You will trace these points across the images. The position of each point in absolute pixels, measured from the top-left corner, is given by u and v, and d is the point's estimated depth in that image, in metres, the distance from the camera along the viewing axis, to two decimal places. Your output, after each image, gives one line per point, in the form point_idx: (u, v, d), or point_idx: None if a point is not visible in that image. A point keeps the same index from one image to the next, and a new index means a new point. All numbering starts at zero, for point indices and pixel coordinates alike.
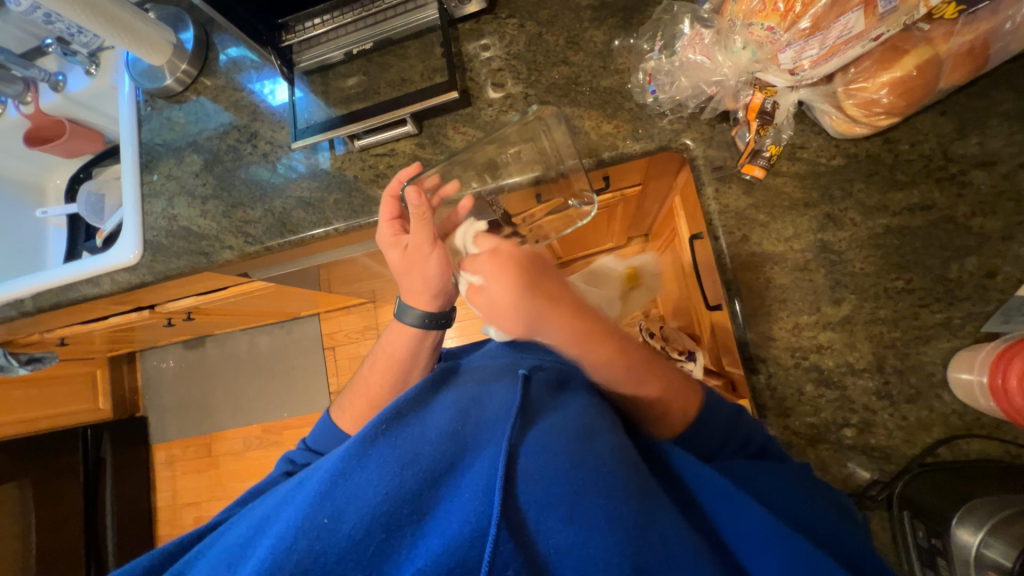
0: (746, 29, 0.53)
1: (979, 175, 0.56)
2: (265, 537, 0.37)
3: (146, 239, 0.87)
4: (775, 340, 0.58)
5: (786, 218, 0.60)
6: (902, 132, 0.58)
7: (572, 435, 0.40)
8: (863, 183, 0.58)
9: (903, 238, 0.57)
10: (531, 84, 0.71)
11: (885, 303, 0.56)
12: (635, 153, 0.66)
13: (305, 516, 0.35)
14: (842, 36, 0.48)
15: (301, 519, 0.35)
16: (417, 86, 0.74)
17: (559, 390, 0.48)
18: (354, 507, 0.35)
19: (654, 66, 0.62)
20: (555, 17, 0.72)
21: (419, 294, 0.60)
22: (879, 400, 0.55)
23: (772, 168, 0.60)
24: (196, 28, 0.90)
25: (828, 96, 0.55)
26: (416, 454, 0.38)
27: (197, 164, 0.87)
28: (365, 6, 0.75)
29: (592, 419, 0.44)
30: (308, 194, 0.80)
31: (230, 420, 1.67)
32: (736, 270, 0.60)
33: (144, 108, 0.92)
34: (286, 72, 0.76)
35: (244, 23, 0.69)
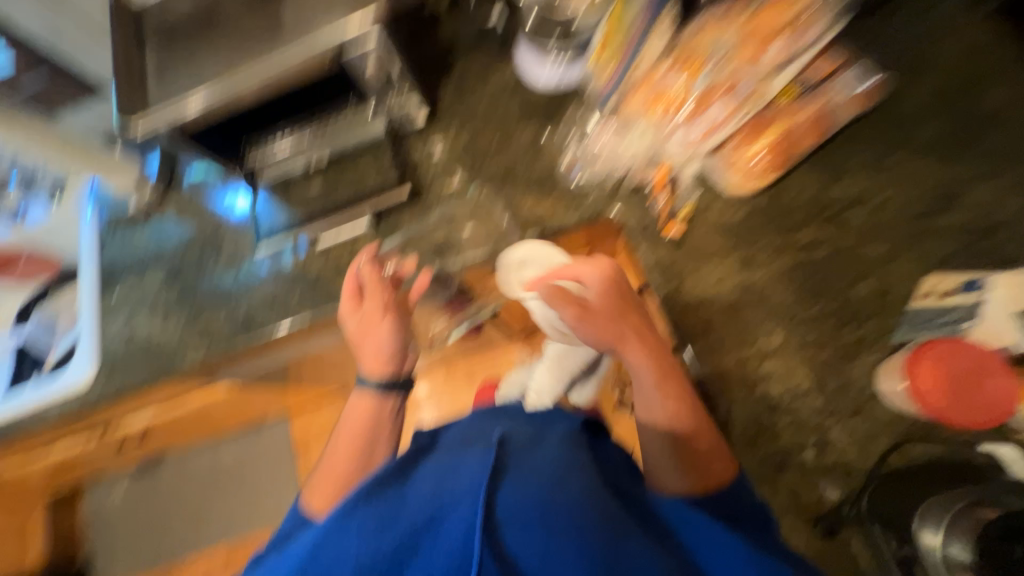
0: (645, 118, 0.69)
1: (855, 212, 0.66)
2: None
3: (104, 359, 0.86)
4: (724, 375, 0.64)
5: (710, 265, 0.68)
6: (788, 183, 0.68)
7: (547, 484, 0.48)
8: (767, 229, 0.68)
9: (810, 271, 0.65)
10: (474, 175, 0.81)
11: (809, 329, 0.63)
12: (573, 224, 0.74)
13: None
14: (715, 119, 0.64)
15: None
16: (373, 187, 0.82)
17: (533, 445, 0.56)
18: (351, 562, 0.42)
19: (573, 153, 0.75)
20: (488, 119, 0.83)
21: (375, 357, 0.71)
22: (827, 418, 0.60)
23: (690, 225, 0.69)
24: (161, 153, 0.95)
25: (717, 163, 0.67)
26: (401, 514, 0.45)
27: (160, 279, 0.89)
28: (320, 125, 0.82)
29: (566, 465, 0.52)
30: (273, 294, 0.83)
31: (191, 549, 1.51)
32: (677, 317, 0.68)
33: (105, 233, 0.95)
34: (248, 184, 0.83)
35: (206, 149, 0.75)
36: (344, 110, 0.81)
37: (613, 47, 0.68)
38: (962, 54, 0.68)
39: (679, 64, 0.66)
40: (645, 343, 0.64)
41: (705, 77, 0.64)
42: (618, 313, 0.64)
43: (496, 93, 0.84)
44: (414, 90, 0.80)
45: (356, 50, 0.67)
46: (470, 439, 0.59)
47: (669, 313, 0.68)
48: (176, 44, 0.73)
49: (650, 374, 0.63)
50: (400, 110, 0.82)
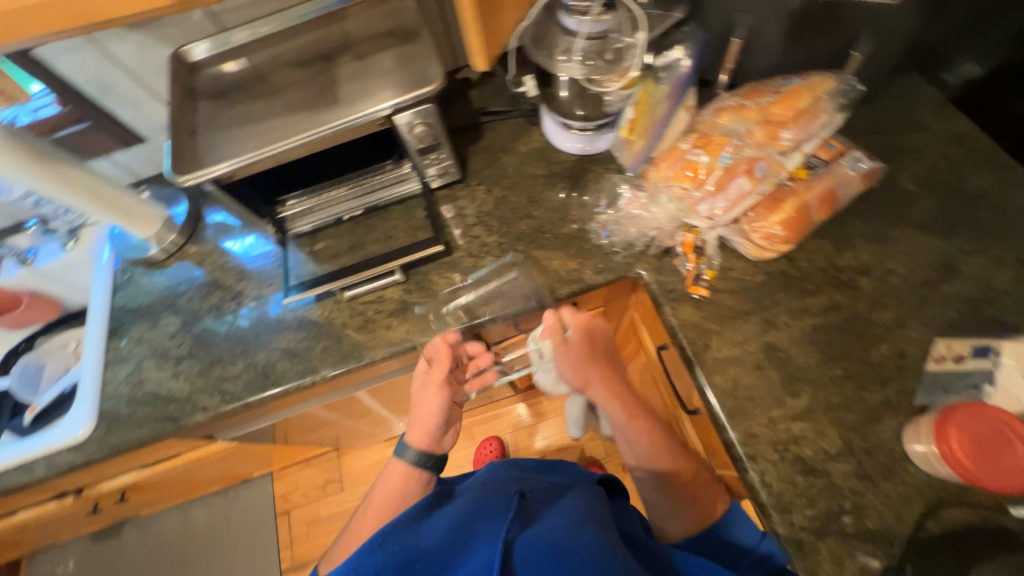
0: (668, 189, 0.71)
1: (863, 280, 0.71)
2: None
3: (102, 409, 0.81)
4: (757, 436, 0.64)
5: (734, 326, 0.71)
6: (800, 253, 0.74)
7: (562, 529, 0.50)
8: (784, 292, 0.72)
9: (828, 333, 0.69)
10: (503, 233, 0.85)
11: (833, 390, 0.65)
12: (600, 283, 0.78)
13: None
14: (738, 192, 0.67)
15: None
16: (403, 241, 0.85)
17: (550, 501, 0.59)
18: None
19: (605, 218, 0.80)
20: (516, 182, 0.89)
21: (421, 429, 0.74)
22: (861, 481, 0.60)
23: (713, 287, 0.74)
24: (189, 202, 0.98)
25: (738, 232, 0.71)
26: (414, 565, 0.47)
27: (174, 325, 0.87)
28: (357, 181, 0.85)
29: (587, 512, 0.55)
30: (294, 344, 0.81)
31: None
32: (707, 377, 0.69)
33: (120, 277, 0.94)
34: (280, 236, 0.85)
35: (247, 201, 0.78)
36: (382, 170, 0.85)
37: (642, 127, 0.74)
38: (938, 146, 0.78)
39: (700, 144, 0.70)
40: (613, 388, 0.75)
41: (727, 156, 0.68)
42: (588, 358, 0.74)
43: (523, 161, 0.91)
44: (451, 155, 0.82)
45: (408, 113, 0.72)
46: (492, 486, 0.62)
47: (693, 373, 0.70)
48: (229, 104, 0.77)
49: (624, 416, 0.74)
50: (435, 172, 0.85)
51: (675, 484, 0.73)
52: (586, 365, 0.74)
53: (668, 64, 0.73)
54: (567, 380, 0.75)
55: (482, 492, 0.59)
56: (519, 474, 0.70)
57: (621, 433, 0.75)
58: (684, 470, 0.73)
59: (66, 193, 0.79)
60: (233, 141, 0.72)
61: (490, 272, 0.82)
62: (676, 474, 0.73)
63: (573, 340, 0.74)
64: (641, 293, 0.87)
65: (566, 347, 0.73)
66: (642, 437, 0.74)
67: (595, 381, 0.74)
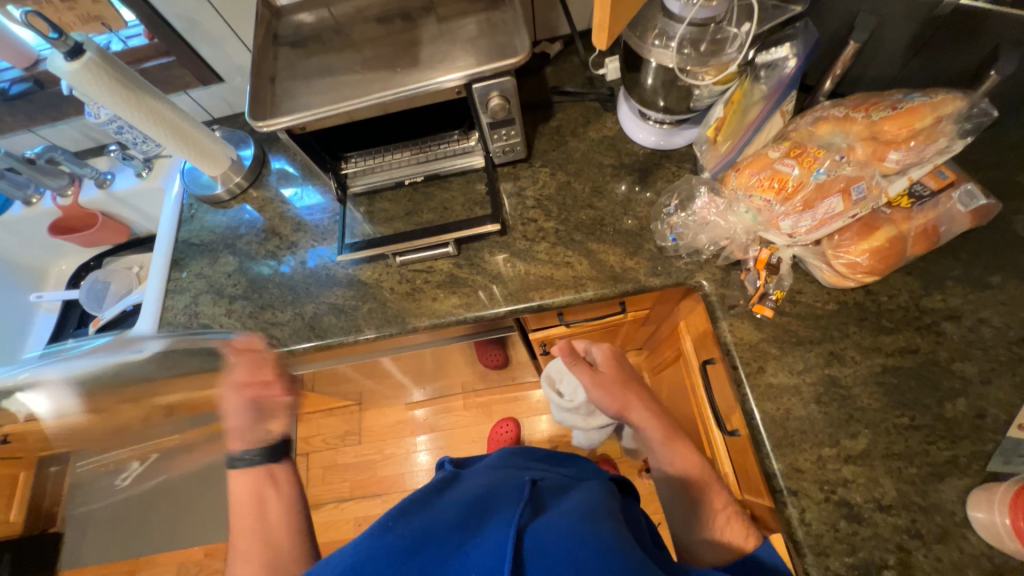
0: (747, 198, 0.66)
1: (949, 326, 0.66)
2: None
3: (160, 334, 0.85)
4: (803, 472, 0.61)
5: (795, 353, 0.67)
6: (880, 287, 0.69)
7: (576, 515, 0.47)
8: (856, 327, 0.67)
9: (900, 377, 0.64)
10: (562, 221, 0.82)
11: (896, 439, 0.61)
12: (655, 286, 0.75)
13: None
14: (828, 213, 0.62)
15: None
16: (459, 215, 0.84)
17: (560, 496, 0.56)
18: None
19: (674, 220, 0.75)
20: (582, 170, 0.86)
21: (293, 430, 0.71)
22: (911, 538, 0.57)
23: (778, 309, 0.70)
24: (256, 147, 1.00)
25: (818, 254, 0.66)
26: (427, 544, 0.42)
27: (231, 266, 0.90)
28: (422, 147, 0.84)
29: (594, 506, 0.52)
30: (342, 300, 0.83)
31: None
32: (757, 401, 0.66)
33: (187, 211, 0.98)
34: (341, 194, 0.84)
35: (315, 154, 0.78)
36: (448, 140, 0.84)
37: (731, 130, 0.70)
38: None
39: (793, 154, 0.64)
40: (649, 408, 0.74)
41: (823, 172, 0.61)
42: (622, 382, 0.74)
43: (592, 148, 0.87)
44: (521, 133, 0.80)
45: (485, 85, 0.70)
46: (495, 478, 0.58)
47: (743, 395, 0.67)
48: (309, 54, 0.77)
49: (658, 435, 0.72)
50: (501, 148, 0.83)
51: (700, 503, 0.66)
52: (620, 387, 0.74)
53: (771, 62, 0.66)
54: (602, 407, 0.74)
55: (489, 481, 0.56)
56: (531, 467, 0.67)
57: (654, 453, 0.72)
58: (711, 492, 0.67)
59: (133, 113, 0.79)
60: (311, 92, 0.72)
61: (543, 258, 0.79)
62: (700, 494, 0.67)
63: (605, 365, 0.75)
64: (695, 303, 0.83)
65: (598, 374, 0.74)
66: (671, 453, 0.71)
67: (630, 405, 0.73)
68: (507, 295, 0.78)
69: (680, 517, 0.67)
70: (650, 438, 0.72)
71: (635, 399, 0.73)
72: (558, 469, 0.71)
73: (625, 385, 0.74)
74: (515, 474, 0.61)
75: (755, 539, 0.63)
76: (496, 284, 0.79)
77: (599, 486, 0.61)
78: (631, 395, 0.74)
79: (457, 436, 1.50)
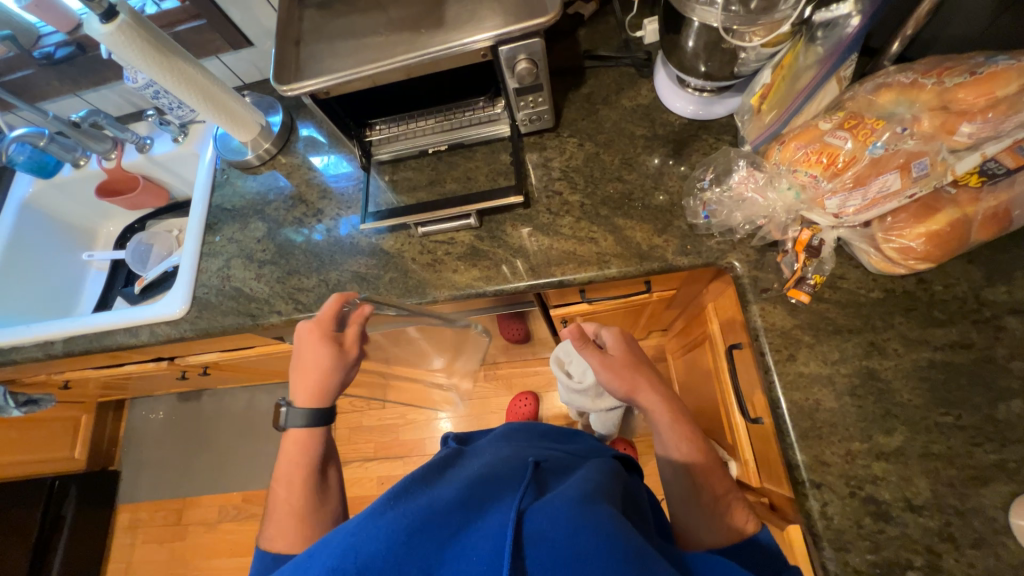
0: (791, 174, 0.62)
1: (1012, 322, 0.60)
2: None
3: (196, 295, 0.89)
4: (828, 465, 0.59)
5: (831, 342, 0.63)
6: (934, 275, 0.63)
7: (577, 500, 0.46)
8: (902, 317, 0.62)
9: (948, 373, 0.59)
10: (588, 194, 0.79)
11: (936, 438, 0.57)
12: (683, 266, 0.72)
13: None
14: (881, 191, 0.56)
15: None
16: (482, 185, 0.82)
17: (563, 479, 0.56)
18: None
19: (707, 196, 0.71)
20: (612, 140, 0.82)
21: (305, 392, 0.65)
22: (942, 541, 0.54)
23: (816, 294, 0.65)
24: (284, 113, 1.01)
25: (866, 237, 0.61)
26: (426, 523, 0.42)
27: (261, 231, 0.92)
28: (447, 114, 0.82)
29: (596, 489, 0.52)
30: (364, 269, 0.84)
31: (208, 484, 1.57)
32: (784, 390, 0.63)
33: (219, 175, 1.00)
34: (365, 161, 0.83)
35: (340, 120, 0.77)
36: (473, 107, 0.82)
37: (776, 99, 0.65)
38: None
39: (847, 125, 0.58)
40: (660, 394, 0.72)
41: (880, 146, 0.56)
42: (633, 365, 0.73)
43: (623, 117, 0.83)
44: (549, 100, 0.76)
45: (512, 48, 0.66)
46: (497, 459, 0.58)
47: (769, 382, 0.64)
48: (335, 16, 0.75)
49: (666, 420, 0.70)
50: (527, 116, 0.80)
51: (704, 489, 0.65)
52: (630, 369, 0.73)
53: (830, 20, 0.58)
54: (611, 389, 0.74)
55: (490, 463, 0.56)
56: (532, 446, 0.67)
57: (659, 437, 0.71)
58: (716, 480, 0.65)
59: (160, 77, 0.79)
60: (335, 55, 0.71)
61: (567, 233, 0.77)
62: (711, 484, 0.66)
63: (617, 348, 0.75)
64: (725, 284, 0.79)
65: (608, 356, 0.74)
66: (679, 439, 0.68)
67: (641, 387, 0.72)
68: (528, 269, 0.77)
69: (680, 502, 0.65)
70: (657, 422, 0.71)
71: (642, 381, 0.72)
72: (562, 448, 0.70)
73: (633, 367, 0.73)
74: (517, 454, 0.61)
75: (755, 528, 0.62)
76: (518, 258, 0.78)
77: (603, 466, 0.60)
78: (640, 377, 0.73)
79: (476, 407, 1.53)
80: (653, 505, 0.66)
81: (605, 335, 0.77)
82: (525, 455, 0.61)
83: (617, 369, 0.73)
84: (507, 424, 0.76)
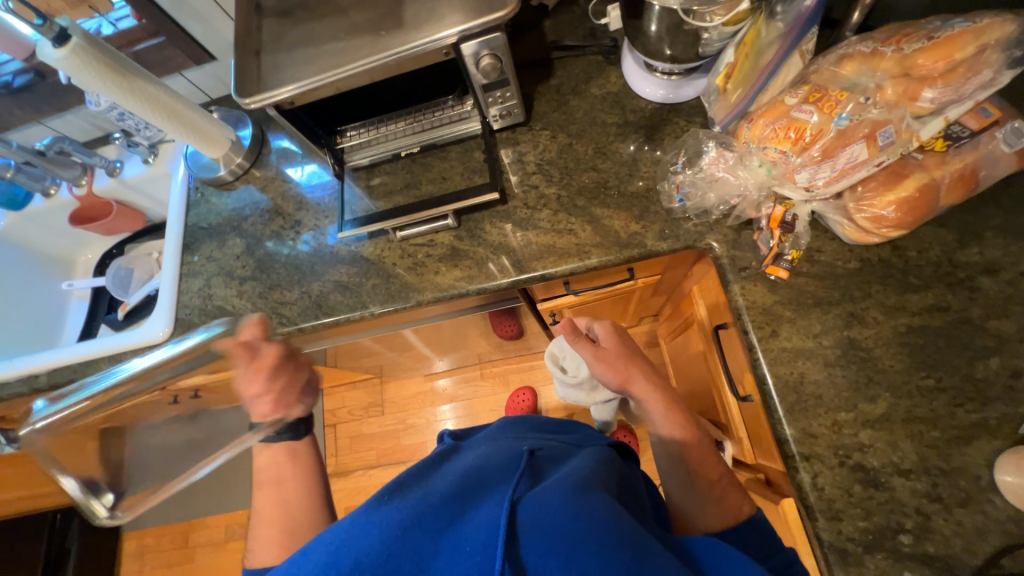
0: (761, 151, 0.62)
1: (986, 282, 0.60)
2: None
3: (178, 317, 0.88)
4: (815, 437, 0.59)
5: (812, 315, 0.64)
6: (909, 241, 0.64)
7: (571, 488, 0.47)
8: (880, 285, 0.63)
9: (926, 338, 0.60)
10: (564, 185, 0.79)
11: (919, 402, 0.58)
12: (663, 251, 0.72)
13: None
14: (849, 162, 0.56)
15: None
16: (458, 185, 0.81)
17: (559, 467, 0.56)
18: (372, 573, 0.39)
19: (681, 179, 0.71)
20: (584, 130, 0.81)
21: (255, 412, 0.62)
22: (930, 503, 0.55)
23: (794, 269, 0.66)
24: (254, 126, 0.99)
25: (839, 209, 0.62)
26: (420, 516, 0.43)
27: (239, 247, 0.91)
28: (417, 115, 0.82)
29: (591, 477, 0.52)
30: (346, 278, 0.83)
31: (212, 505, 1.56)
32: (769, 366, 0.63)
33: (193, 194, 0.99)
34: (338, 169, 0.82)
35: (308, 129, 0.76)
36: (443, 106, 0.81)
37: (741, 77, 0.65)
38: None
39: (812, 98, 0.58)
40: (654, 384, 0.72)
41: (845, 117, 0.56)
42: (625, 356, 0.73)
43: (594, 106, 0.82)
44: (517, 94, 0.76)
45: (475, 43, 0.66)
46: (493, 451, 0.58)
47: (753, 360, 0.64)
48: (295, 24, 0.74)
49: (660, 409, 0.70)
50: (497, 112, 0.79)
51: (700, 473, 0.65)
52: (623, 360, 0.73)
53: None
54: (604, 381, 0.73)
55: (486, 456, 0.57)
56: (528, 436, 0.67)
57: (654, 426, 0.71)
58: (711, 467, 0.66)
59: (126, 98, 0.77)
60: (295, 64, 0.70)
61: (545, 227, 0.77)
62: (703, 465, 0.66)
63: (608, 340, 0.75)
64: (707, 265, 0.79)
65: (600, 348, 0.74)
66: (674, 426, 0.69)
67: (635, 378, 0.72)
68: (510, 266, 0.77)
69: (678, 489, 0.66)
70: (651, 411, 0.71)
71: (635, 371, 0.72)
72: (558, 437, 0.71)
73: (626, 357, 0.73)
74: (512, 446, 0.61)
75: (750, 508, 0.62)
76: (500, 255, 0.78)
77: (598, 454, 0.61)
78: (633, 366, 0.73)
79: (475, 406, 1.53)
80: (649, 490, 0.67)
81: (596, 328, 0.77)
82: (520, 445, 0.61)
83: (611, 360, 0.73)
84: (501, 418, 0.76)
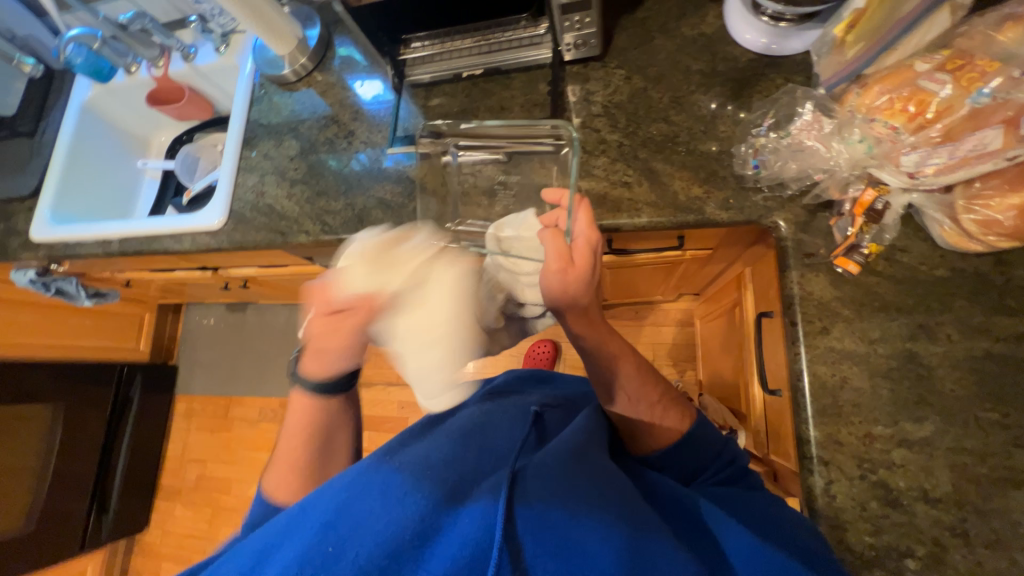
0: (866, 124, 0.54)
1: None
2: (267, 565, 0.40)
3: (232, 209, 0.92)
4: (842, 444, 0.55)
5: (874, 319, 0.58)
6: (1017, 257, 0.56)
7: (572, 457, 0.48)
8: (965, 301, 0.56)
9: (1005, 367, 0.54)
10: (628, 133, 0.72)
11: (972, 433, 0.53)
12: (722, 222, 0.66)
13: (311, 545, 0.40)
14: (974, 150, 0.48)
15: (306, 548, 0.40)
16: (517, 117, 0.76)
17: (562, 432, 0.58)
18: (370, 534, 0.40)
19: (762, 143, 0.63)
20: (663, 75, 0.73)
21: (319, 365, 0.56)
22: (952, 536, 0.51)
23: (868, 265, 0.59)
24: (321, 28, 0.97)
25: (942, 206, 0.54)
26: (420, 481, 0.44)
27: (294, 149, 0.92)
28: (485, 34, 0.76)
29: (590, 442, 0.53)
30: (390, 197, 0.83)
31: (251, 388, 1.74)
32: (811, 364, 0.58)
33: (257, 90, 0.99)
34: (397, 82, 0.79)
35: (372, 32, 0.73)
36: (515, 26, 0.75)
37: (866, 30, 0.54)
38: None
39: (949, 66, 0.49)
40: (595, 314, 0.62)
41: (986, 93, 0.47)
42: (588, 287, 0.58)
43: (681, 48, 0.73)
44: (597, 22, 0.69)
45: None
46: (496, 410, 0.59)
47: (795, 355, 0.59)
48: None
49: (600, 340, 0.62)
50: (572, 40, 0.72)
51: (639, 397, 0.63)
52: (581, 287, 0.58)
53: None
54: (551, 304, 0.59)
55: (492, 414, 0.58)
56: (533, 394, 0.68)
57: (589, 360, 0.64)
58: (652, 388, 0.64)
59: None
60: None
61: (599, 174, 0.71)
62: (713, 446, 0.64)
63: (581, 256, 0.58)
64: (767, 247, 0.72)
65: (569, 267, 0.57)
66: (611, 358, 0.63)
67: (580, 309, 0.60)
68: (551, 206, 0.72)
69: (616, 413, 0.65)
70: (586, 345, 0.63)
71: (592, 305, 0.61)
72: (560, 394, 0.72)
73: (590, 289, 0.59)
74: (517, 403, 0.62)
75: (690, 421, 0.64)
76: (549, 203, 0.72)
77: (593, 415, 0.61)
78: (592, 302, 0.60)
79: None
80: None
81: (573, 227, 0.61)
82: (524, 404, 0.62)
83: (577, 288, 0.58)
84: (507, 372, 0.76)
